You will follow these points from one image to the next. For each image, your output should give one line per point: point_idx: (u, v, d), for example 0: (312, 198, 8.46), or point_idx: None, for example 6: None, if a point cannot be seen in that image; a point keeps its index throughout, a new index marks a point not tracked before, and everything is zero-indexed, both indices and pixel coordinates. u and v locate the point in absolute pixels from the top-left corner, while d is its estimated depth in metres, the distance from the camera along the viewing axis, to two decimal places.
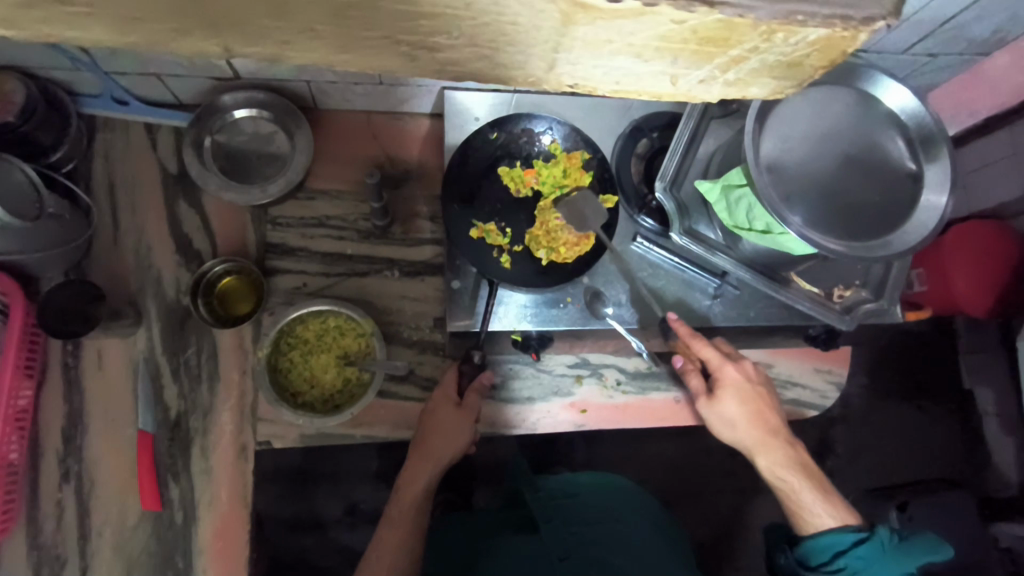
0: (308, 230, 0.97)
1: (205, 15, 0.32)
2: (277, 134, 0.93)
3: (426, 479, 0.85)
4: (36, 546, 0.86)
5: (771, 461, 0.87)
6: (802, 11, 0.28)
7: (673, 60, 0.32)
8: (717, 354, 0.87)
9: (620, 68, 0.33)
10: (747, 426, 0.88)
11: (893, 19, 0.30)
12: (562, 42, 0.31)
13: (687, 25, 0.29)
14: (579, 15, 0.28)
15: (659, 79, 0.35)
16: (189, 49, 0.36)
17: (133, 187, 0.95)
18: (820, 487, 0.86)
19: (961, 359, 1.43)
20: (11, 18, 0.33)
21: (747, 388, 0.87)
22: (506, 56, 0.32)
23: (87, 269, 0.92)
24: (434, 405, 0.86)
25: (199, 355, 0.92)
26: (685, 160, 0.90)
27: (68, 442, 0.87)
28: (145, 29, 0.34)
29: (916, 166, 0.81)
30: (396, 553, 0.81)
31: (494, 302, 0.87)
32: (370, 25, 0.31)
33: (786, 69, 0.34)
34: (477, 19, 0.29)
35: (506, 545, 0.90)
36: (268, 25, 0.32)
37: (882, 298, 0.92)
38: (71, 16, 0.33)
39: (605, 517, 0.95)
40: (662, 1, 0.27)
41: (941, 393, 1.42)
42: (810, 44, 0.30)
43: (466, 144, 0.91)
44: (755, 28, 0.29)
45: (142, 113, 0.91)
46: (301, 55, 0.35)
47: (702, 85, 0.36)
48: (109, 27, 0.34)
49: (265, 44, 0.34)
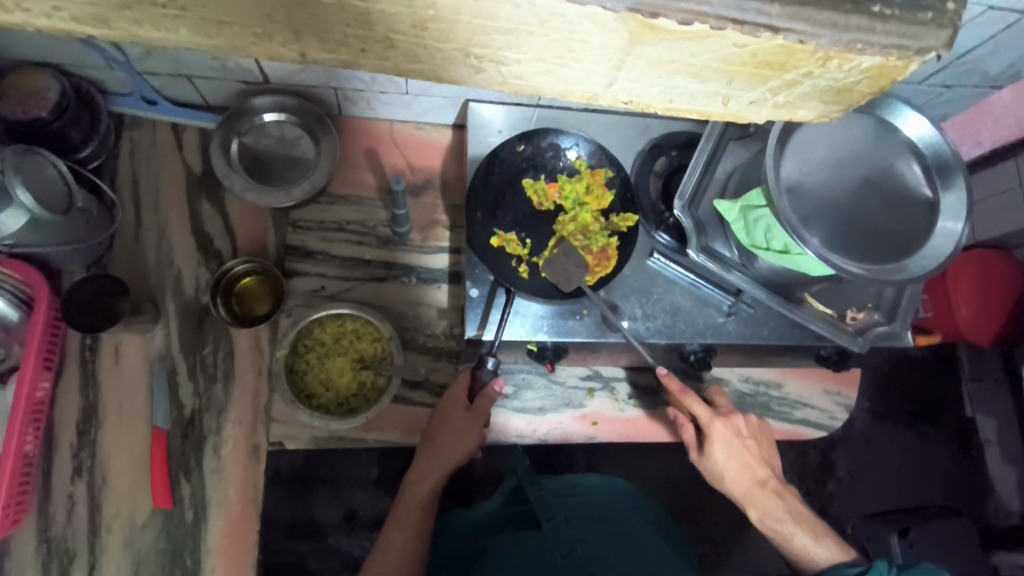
0: (327, 234, 0.98)
1: (291, 21, 0.35)
2: (303, 138, 0.94)
3: (431, 485, 0.82)
4: (46, 538, 0.85)
5: (762, 512, 0.88)
6: (863, 40, 0.33)
7: (729, 81, 0.38)
8: (706, 411, 0.87)
9: (680, 84, 0.38)
10: (735, 479, 0.88)
11: (946, 51, 0.34)
12: (625, 60, 0.36)
13: (748, 49, 0.34)
14: (646, 35, 0.33)
15: (711, 99, 0.40)
16: (264, 52, 0.39)
17: (158, 185, 0.96)
18: (813, 531, 0.86)
19: (963, 386, 1.44)
20: (105, 17, 0.36)
21: (735, 443, 0.87)
22: (572, 70, 0.37)
23: (108, 264, 0.92)
24: (445, 406, 0.83)
25: (216, 353, 0.92)
26: (703, 178, 0.91)
27: (83, 436, 0.88)
28: (228, 31, 0.37)
29: (931, 193, 0.82)
30: (402, 548, 0.81)
31: (510, 311, 0.87)
32: (447, 38, 0.35)
33: (835, 94, 0.40)
34: (548, 36, 0.34)
35: (508, 540, 0.85)
36: (352, 31, 0.36)
37: (894, 321, 0.93)
38: (158, 17, 0.36)
39: (611, 521, 0.89)
40: (731, 26, 0.31)
41: (943, 417, 1.42)
42: (866, 68, 0.35)
43: (494, 153, 0.93)
44: (815, 54, 0.34)
45: (170, 113, 0.93)
46: (376, 60, 0.38)
47: (753, 105, 0.42)
48: (195, 28, 0.36)
49: (340, 52, 0.38)
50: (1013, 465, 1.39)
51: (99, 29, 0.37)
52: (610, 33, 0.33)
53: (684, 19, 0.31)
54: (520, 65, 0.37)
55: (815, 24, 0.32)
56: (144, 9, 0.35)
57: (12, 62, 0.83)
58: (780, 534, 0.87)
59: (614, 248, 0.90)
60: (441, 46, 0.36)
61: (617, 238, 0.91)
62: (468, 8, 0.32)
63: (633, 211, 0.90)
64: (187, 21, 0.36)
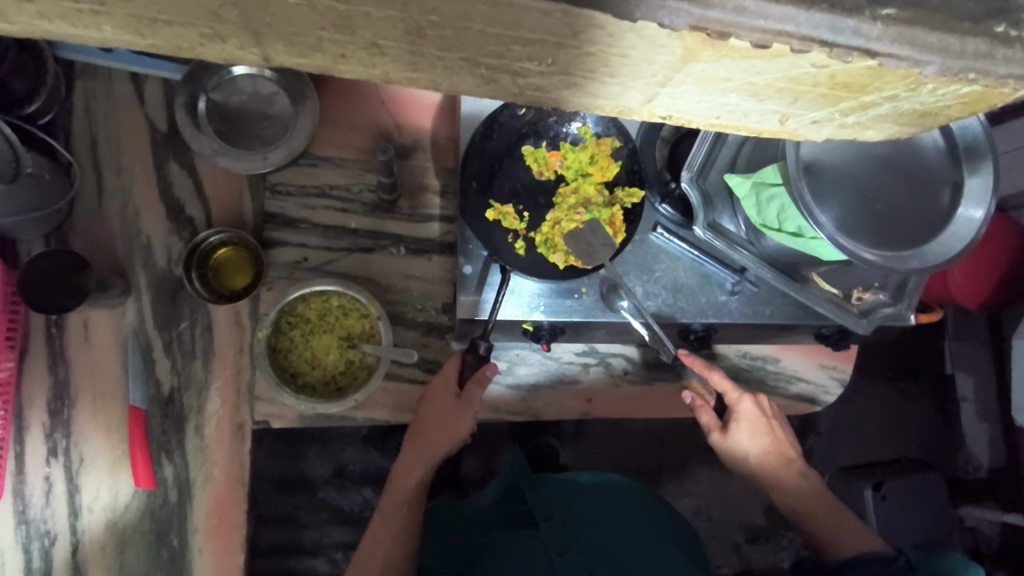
0: (310, 200, 0.91)
1: (250, 22, 0.28)
2: (279, 95, 0.85)
3: (419, 475, 0.80)
4: (23, 521, 0.83)
5: (784, 493, 0.87)
6: (975, 70, 0.28)
7: (794, 102, 0.32)
8: (732, 388, 0.87)
9: (731, 103, 0.32)
10: (760, 460, 0.87)
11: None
12: (671, 77, 0.30)
13: (827, 70, 0.28)
14: (704, 52, 0.27)
15: (767, 118, 0.34)
16: (218, 52, 0.32)
17: (119, 146, 0.87)
18: (834, 511, 0.85)
19: (946, 343, 1.42)
20: (4, 11, 0.28)
21: (760, 422, 0.87)
22: (604, 85, 0.31)
23: (69, 234, 0.85)
24: (432, 394, 0.78)
25: (193, 330, 0.87)
26: (714, 149, 0.84)
27: (54, 416, 0.83)
28: (171, 29, 0.30)
29: (957, 173, 0.76)
30: (392, 543, 0.79)
31: (505, 290, 0.82)
32: (451, 45, 0.29)
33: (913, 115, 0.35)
34: (581, 48, 0.28)
35: (504, 541, 0.84)
36: (329, 35, 0.29)
37: (901, 302, 0.89)
38: (78, 11, 0.28)
39: (604, 514, 0.88)
40: (815, 48, 0.26)
41: (925, 376, 1.42)
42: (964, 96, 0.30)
43: (493, 115, 0.85)
44: (913, 82, 0.29)
45: (128, 62, 0.82)
46: (360, 65, 0.32)
47: (815, 125, 0.36)
48: (128, 23, 0.29)
49: (313, 56, 0.31)
50: (986, 422, 1.38)
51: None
52: (658, 49, 0.27)
53: (758, 42, 0.26)
54: (539, 78, 0.31)
55: (920, 48, 0.27)
56: (56, 5, 0.28)
57: None
58: (802, 515, 0.86)
59: (617, 224, 0.84)
60: (443, 54, 0.30)
61: (620, 211, 0.85)
62: (478, 13, 0.26)
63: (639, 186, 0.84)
64: (116, 15, 0.28)
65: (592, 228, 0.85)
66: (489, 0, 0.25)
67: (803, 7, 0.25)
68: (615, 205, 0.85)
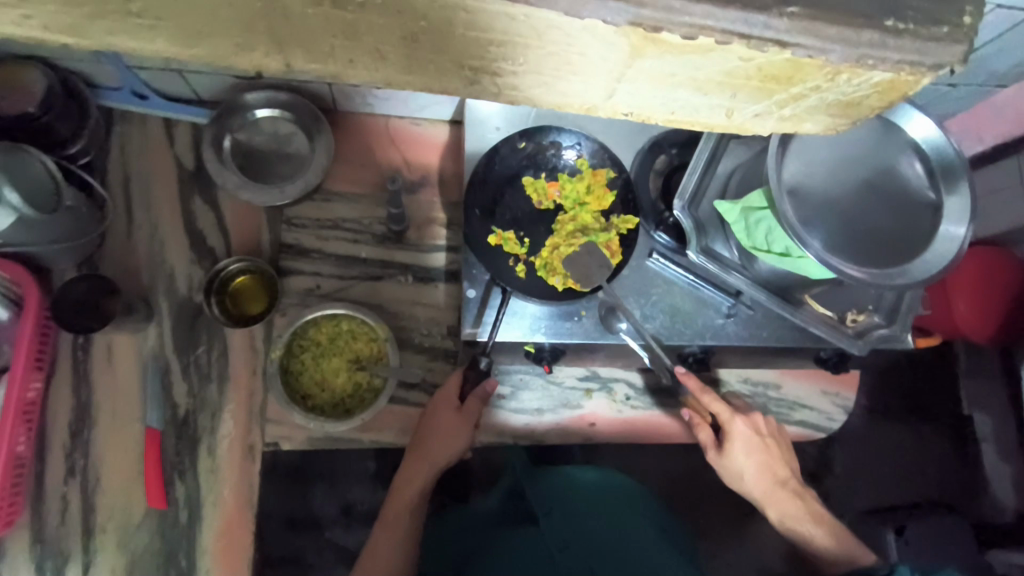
0: (323, 232, 0.97)
1: (276, 33, 0.35)
2: (297, 134, 0.93)
3: (421, 483, 0.82)
4: (39, 540, 0.85)
5: (781, 513, 0.89)
6: (873, 56, 0.33)
7: (733, 94, 0.39)
8: (726, 409, 0.87)
9: (679, 91, 0.38)
10: (754, 479, 0.88)
11: (958, 67, 0.35)
12: (625, 72, 0.36)
13: (751, 63, 0.34)
14: (647, 48, 0.33)
15: (715, 111, 0.41)
16: (246, 63, 0.38)
17: (149, 182, 0.94)
18: (833, 535, 0.88)
19: (961, 382, 1.38)
20: (81, 27, 0.35)
21: (756, 441, 0.87)
22: (570, 81, 0.38)
23: (100, 263, 0.91)
24: (435, 404, 0.82)
25: (210, 353, 0.91)
26: (704, 177, 0.87)
27: (75, 436, 0.87)
28: (211, 42, 0.36)
29: (935, 196, 0.76)
30: (394, 550, 0.80)
31: (505, 311, 0.86)
32: (441, 48, 0.35)
33: (842, 108, 0.41)
34: (547, 48, 0.34)
35: (507, 540, 0.86)
36: (340, 41, 0.35)
37: (895, 324, 0.90)
38: (138, 27, 0.35)
39: (608, 508, 0.88)
40: (736, 40, 0.32)
41: (940, 414, 1.37)
42: (873, 84, 0.36)
43: (494, 149, 0.91)
44: (824, 68, 0.34)
45: (161, 108, 0.92)
46: (366, 70, 0.38)
47: (756, 118, 0.43)
48: (175, 36, 0.36)
49: (327, 63, 0.38)
50: (1008, 462, 1.32)
51: (73, 37, 0.36)
52: (610, 46, 0.33)
53: (687, 34, 0.31)
54: (515, 76, 0.38)
55: (824, 39, 0.33)
56: (122, 19, 0.34)
57: None
58: (800, 536, 0.90)
59: (612, 249, 0.88)
60: (434, 57, 0.36)
61: (619, 237, 0.88)
62: (460, 17, 0.32)
63: (633, 213, 0.88)
64: (166, 28, 0.35)
65: (589, 250, 0.89)
66: (467, 7, 0.31)
67: (721, 6, 0.31)
68: (611, 231, 0.88)
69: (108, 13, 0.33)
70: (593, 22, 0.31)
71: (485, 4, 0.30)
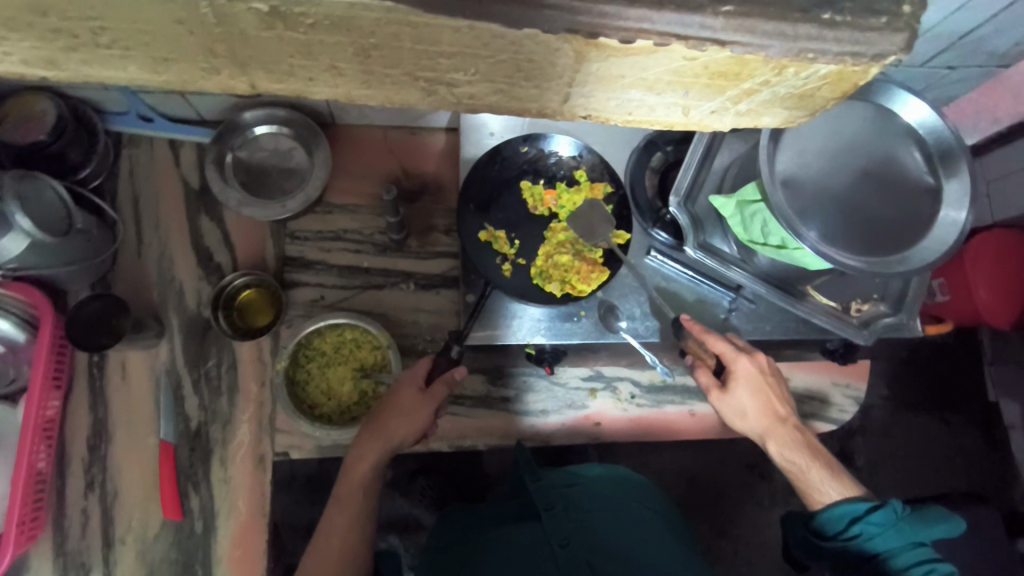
0: (325, 243, 0.98)
1: (239, 57, 0.37)
2: (296, 150, 0.95)
3: (373, 463, 0.82)
4: (62, 552, 0.88)
5: (780, 447, 0.85)
6: (813, 49, 0.35)
7: (687, 91, 0.40)
8: (731, 347, 0.83)
9: (633, 87, 0.39)
10: (756, 415, 0.85)
11: (904, 54, 0.36)
12: (577, 78, 0.38)
13: (697, 61, 0.36)
14: (592, 51, 0.35)
15: (671, 109, 0.43)
16: (216, 85, 0.40)
17: (155, 202, 0.97)
18: (828, 468, 0.84)
19: (985, 369, 1.34)
20: (58, 60, 0.37)
21: (761, 380, 0.83)
22: (527, 88, 0.40)
23: (111, 282, 0.94)
24: (398, 384, 0.83)
25: (219, 366, 0.93)
26: (700, 172, 0.86)
27: (93, 451, 0.90)
28: (179, 66, 0.38)
29: (933, 180, 0.74)
30: (349, 528, 0.83)
31: (489, 306, 0.88)
32: (397, 62, 0.37)
33: (797, 99, 0.42)
34: (495, 56, 0.36)
35: (504, 537, 0.78)
36: (300, 61, 0.37)
37: (902, 312, 0.88)
38: (110, 57, 0.37)
39: (613, 509, 0.83)
40: (675, 40, 0.33)
41: (967, 404, 1.33)
42: (824, 74, 0.37)
43: (497, 149, 0.92)
44: (767, 63, 0.36)
45: (167, 129, 0.95)
46: (330, 85, 0.40)
47: (715, 113, 0.44)
48: (145, 66, 0.38)
49: (290, 81, 0.40)
50: None
51: (53, 71, 0.39)
52: (555, 52, 0.35)
53: (625, 38, 0.33)
54: (471, 85, 0.39)
55: (763, 37, 0.34)
56: (94, 51, 0.36)
57: (9, 88, 0.85)
58: (795, 469, 0.85)
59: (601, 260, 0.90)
60: (390, 71, 0.38)
61: (602, 252, 0.91)
62: (407, 34, 0.33)
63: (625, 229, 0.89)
64: (135, 57, 0.37)
65: (582, 256, 0.91)
66: (411, 24, 0.32)
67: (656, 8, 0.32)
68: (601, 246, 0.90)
69: (80, 46, 0.35)
70: (536, 29, 0.33)
71: (428, 20, 0.32)
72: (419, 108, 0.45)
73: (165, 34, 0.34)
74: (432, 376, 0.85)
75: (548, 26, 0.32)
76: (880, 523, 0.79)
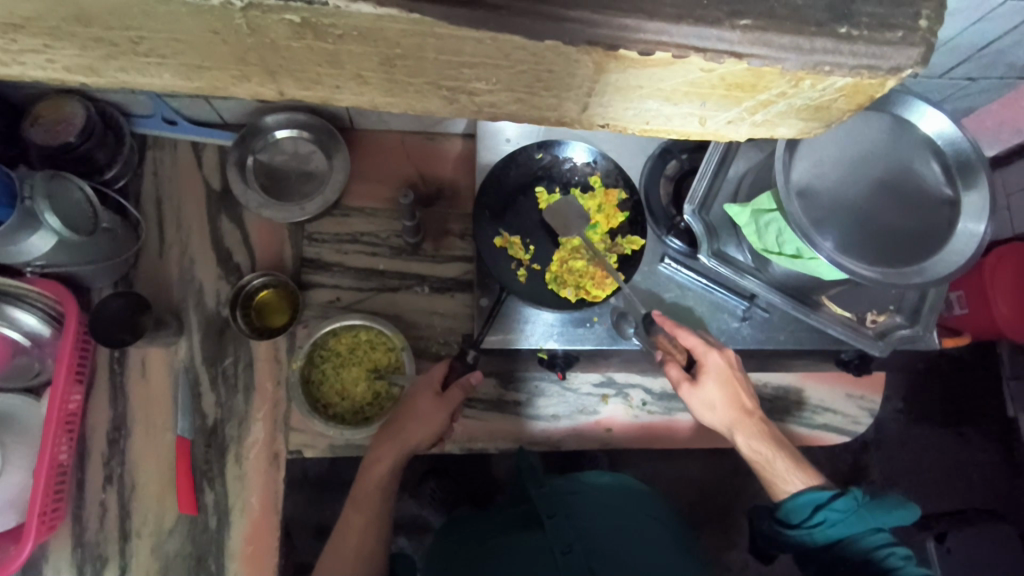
0: (342, 246, 1.00)
1: (267, 65, 0.38)
2: (315, 154, 0.96)
3: (390, 466, 0.83)
4: (80, 543, 0.90)
5: (748, 439, 0.85)
6: (828, 62, 0.35)
7: (704, 102, 0.41)
8: (700, 340, 0.83)
9: (649, 98, 0.40)
10: (724, 408, 0.84)
11: (920, 68, 0.36)
12: (595, 88, 0.39)
13: (715, 73, 0.36)
14: (610, 63, 0.35)
15: (688, 119, 0.44)
16: (244, 92, 0.42)
17: (178, 203, 0.99)
18: (794, 459, 0.84)
19: (1004, 384, 1.32)
20: (96, 67, 0.39)
21: (729, 373, 0.83)
22: (545, 97, 0.40)
23: (133, 280, 0.96)
24: (414, 389, 0.84)
25: (236, 364, 0.95)
26: (715, 181, 0.86)
27: (112, 445, 0.92)
28: (210, 73, 0.39)
29: (952, 191, 0.74)
30: (365, 528, 0.84)
31: (504, 312, 0.89)
32: (420, 71, 0.37)
33: (813, 111, 0.43)
34: (516, 67, 0.36)
35: (507, 543, 0.79)
36: (326, 70, 0.38)
37: (918, 324, 0.87)
38: (145, 64, 0.38)
39: (615, 515, 0.84)
40: (693, 53, 0.34)
41: (985, 419, 1.31)
42: (840, 86, 0.37)
43: (512, 156, 0.93)
44: (784, 75, 0.36)
45: (190, 133, 0.97)
46: (354, 93, 0.41)
47: (731, 124, 0.45)
48: (178, 72, 0.39)
49: (316, 89, 0.41)
50: None
51: (90, 77, 0.40)
52: (574, 63, 0.36)
53: (643, 50, 0.34)
54: (490, 94, 0.40)
55: (779, 50, 0.34)
56: (130, 59, 0.37)
57: (41, 91, 0.87)
58: (762, 461, 0.85)
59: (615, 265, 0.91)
60: (412, 80, 0.39)
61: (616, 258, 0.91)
62: (430, 44, 0.34)
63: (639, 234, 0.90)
64: (168, 64, 0.38)
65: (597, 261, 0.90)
66: (435, 34, 0.33)
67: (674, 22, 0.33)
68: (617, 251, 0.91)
69: (117, 53, 0.37)
70: (557, 41, 0.33)
71: (451, 31, 0.33)
72: (439, 115, 0.46)
73: (199, 42, 0.35)
74: (449, 381, 0.86)
75: (568, 39, 0.33)
76: (842, 509, 0.77)
